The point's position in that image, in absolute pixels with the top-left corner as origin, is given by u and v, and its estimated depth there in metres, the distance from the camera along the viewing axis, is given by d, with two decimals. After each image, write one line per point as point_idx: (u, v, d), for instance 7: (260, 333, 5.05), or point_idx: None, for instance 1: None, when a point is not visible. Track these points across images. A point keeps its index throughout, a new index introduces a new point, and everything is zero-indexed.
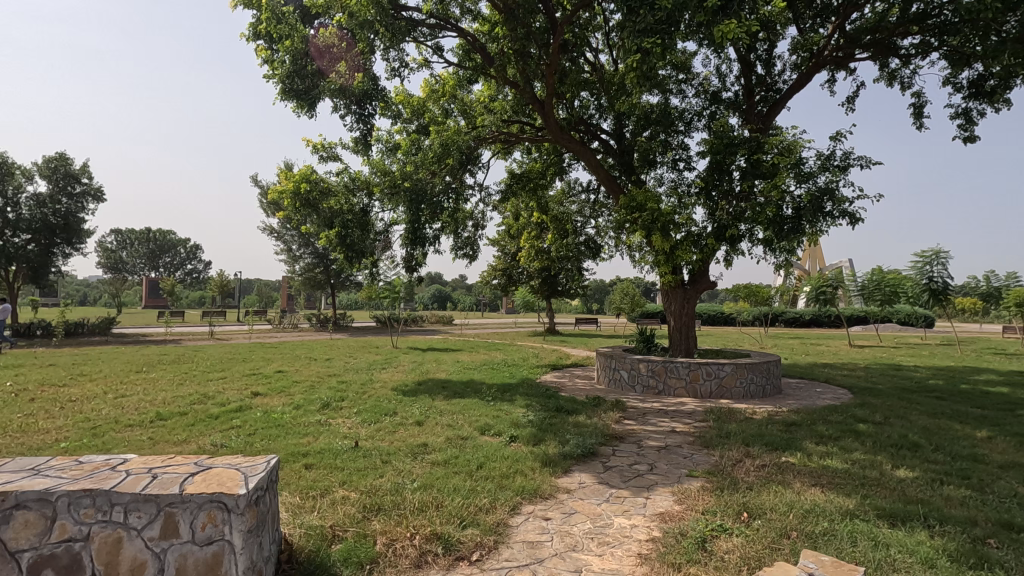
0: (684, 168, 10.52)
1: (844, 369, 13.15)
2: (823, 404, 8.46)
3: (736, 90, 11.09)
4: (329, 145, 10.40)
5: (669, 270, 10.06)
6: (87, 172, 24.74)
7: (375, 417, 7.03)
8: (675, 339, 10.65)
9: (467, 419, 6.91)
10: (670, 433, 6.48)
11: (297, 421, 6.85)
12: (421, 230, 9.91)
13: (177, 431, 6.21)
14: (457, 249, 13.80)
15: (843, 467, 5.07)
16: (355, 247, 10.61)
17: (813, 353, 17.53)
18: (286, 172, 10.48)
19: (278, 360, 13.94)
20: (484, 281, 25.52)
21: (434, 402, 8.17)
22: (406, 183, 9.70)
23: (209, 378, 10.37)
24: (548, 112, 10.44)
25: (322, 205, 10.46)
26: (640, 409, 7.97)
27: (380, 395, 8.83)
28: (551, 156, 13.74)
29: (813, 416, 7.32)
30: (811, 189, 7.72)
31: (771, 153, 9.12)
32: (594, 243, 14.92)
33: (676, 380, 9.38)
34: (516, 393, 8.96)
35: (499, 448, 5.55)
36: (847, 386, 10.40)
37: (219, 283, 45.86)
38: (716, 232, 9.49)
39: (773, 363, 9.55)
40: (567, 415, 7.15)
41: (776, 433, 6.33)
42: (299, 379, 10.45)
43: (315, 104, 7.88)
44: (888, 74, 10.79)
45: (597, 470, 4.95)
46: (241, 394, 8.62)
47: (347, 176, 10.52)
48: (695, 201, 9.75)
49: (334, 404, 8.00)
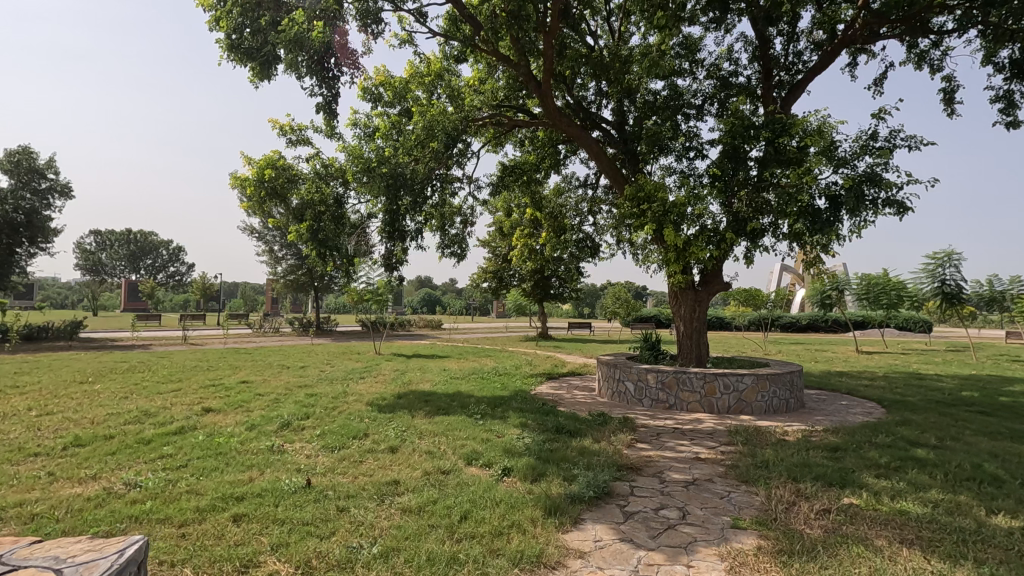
0: (696, 156, 9.43)
1: (864, 378, 12.14)
2: (859, 422, 7.41)
3: (751, 73, 10.06)
4: (299, 128, 9.24)
5: (681, 269, 8.99)
6: (54, 168, 23.43)
7: (341, 442, 5.86)
8: (685, 346, 9.59)
9: (451, 445, 5.77)
10: (695, 463, 5.38)
11: (245, 446, 5.68)
12: (400, 221, 8.78)
13: (88, 463, 4.99)
14: (444, 247, 12.67)
15: (926, 513, 4.00)
16: (328, 243, 9.31)
17: (823, 360, 16.49)
18: (250, 157, 9.28)
19: (247, 368, 12.69)
20: (475, 284, 24.39)
21: (413, 421, 7.00)
22: (383, 167, 8.51)
23: (159, 390, 9.13)
24: (545, 92, 9.40)
25: (290, 194, 9.50)
26: (653, 429, 6.87)
27: (352, 411, 7.66)
28: (545, 148, 12.72)
29: (856, 438, 6.27)
30: (852, 174, 6.67)
31: (797, 137, 8.05)
32: (592, 241, 13.78)
33: (688, 394, 8.32)
34: (509, 408, 7.84)
35: (489, 486, 4.42)
36: (875, 399, 9.35)
37: (201, 287, 44.55)
38: (733, 226, 8.46)
39: (796, 374, 8.54)
40: (570, 438, 6.03)
41: (822, 462, 5.26)
42: (264, 391, 9.24)
43: (269, 63, 6.82)
44: (917, 55, 9.84)
45: (616, 520, 3.84)
46: (190, 412, 7.41)
47: (319, 162, 9.38)
48: (709, 192, 8.70)
49: (295, 423, 6.84)
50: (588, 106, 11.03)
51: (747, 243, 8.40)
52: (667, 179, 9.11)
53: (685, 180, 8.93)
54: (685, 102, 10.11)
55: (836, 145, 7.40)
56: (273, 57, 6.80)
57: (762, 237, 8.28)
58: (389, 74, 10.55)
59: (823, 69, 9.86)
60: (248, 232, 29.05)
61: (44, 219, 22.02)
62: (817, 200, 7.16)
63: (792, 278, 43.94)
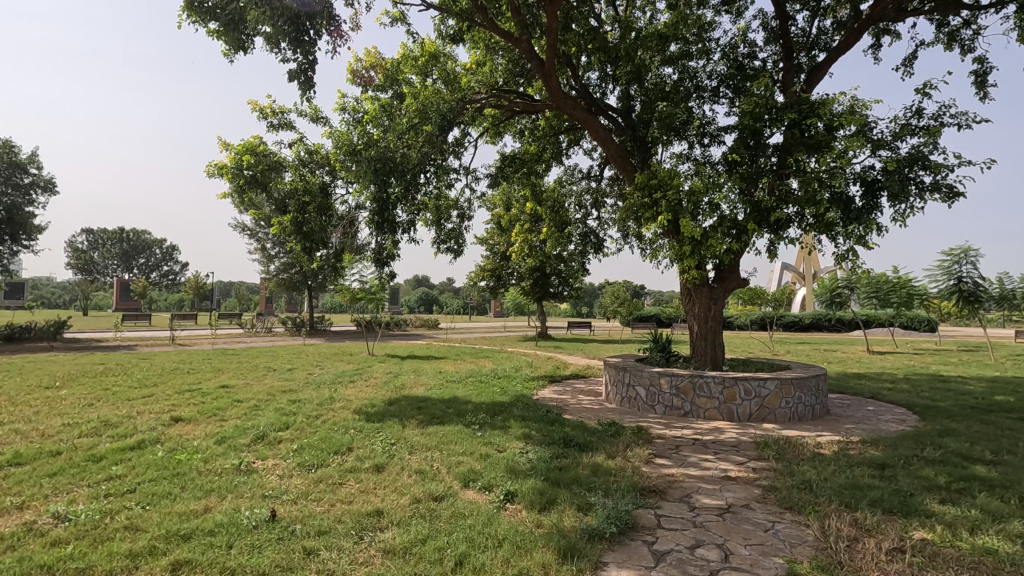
0: (712, 142, 8.71)
1: (884, 381, 11.46)
2: (895, 432, 6.72)
3: (769, 55, 9.38)
4: (281, 111, 8.50)
5: (695, 264, 8.27)
6: (36, 163, 22.62)
7: (320, 459, 5.14)
8: (699, 348, 8.89)
9: (446, 463, 5.06)
10: (726, 485, 4.68)
11: (210, 464, 4.96)
12: (390, 211, 8.04)
13: (19, 489, 4.25)
14: (439, 242, 11.97)
15: (1020, 552, 3.30)
16: (312, 236, 8.77)
17: (836, 360, 15.80)
18: (228, 142, 8.43)
19: (230, 371, 11.94)
20: (472, 283, 23.68)
21: (404, 433, 6.28)
22: (369, 150, 7.77)
23: (129, 397, 8.39)
24: (548, 72, 8.69)
25: (272, 184, 8.69)
26: (671, 441, 6.17)
27: (336, 421, 6.93)
28: (547, 137, 12.03)
29: (901, 452, 5.57)
30: (894, 157, 5.95)
31: (826, 119, 7.34)
32: (595, 236, 13.03)
33: (706, 400, 7.61)
34: (510, 416, 7.13)
35: (490, 518, 3.71)
36: (904, 405, 8.67)
37: (193, 285, 43.67)
38: (755, 216, 7.73)
39: (822, 378, 7.86)
40: (580, 454, 5.34)
41: (873, 482, 4.56)
42: (242, 397, 8.50)
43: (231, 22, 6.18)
44: (947, 34, 9.15)
45: (646, 565, 3.14)
46: (155, 422, 6.67)
47: (303, 149, 8.65)
48: (727, 180, 7.96)
49: (271, 434, 6.11)
50: (593, 92, 10.35)
51: (769, 235, 7.68)
52: (680, 166, 8.41)
53: (700, 166, 8.21)
54: (699, 85, 9.38)
55: (871, 125, 6.68)
56: (238, 16, 6.16)
57: (787, 229, 7.56)
58: (381, 55, 9.88)
59: (847, 49, 9.16)
60: (240, 229, 28.30)
61: (27, 215, 21.23)
62: (853, 186, 6.44)
63: (793, 276, 43.30)
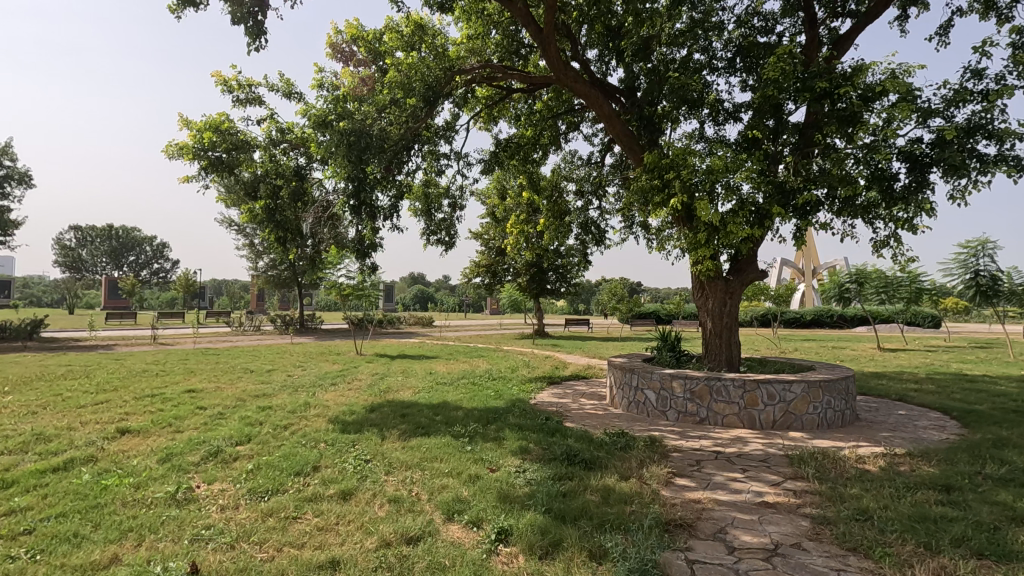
0: (727, 119, 7.88)
1: (907, 381, 10.68)
2: (941, 442, 5.95)
3: (788, 26, 8.57)
4: (249, 84, 7.61)
5: (710, 254, 7.42)
6: (9, 154, 21.59)
7: (276, 483, 4.28)
8: (713, 346, 8.08)
9: (428, 488, 4.22)
10: (765, 515, 3.86)
11: (141, 491, 4.10)
12: (368, 194, 7.19)
13: None
14: (429, 233, 11.12)
15: None
16: (287, 226, 8.01)
17: (849, 359, 14.99)
18: (187, 118, 7.50)
19: (204, 373, 11.04)
20: (466, 279, 22.84)
21: (384, 447, 5.44)
22: (342, 122, 6.85)
23: (80, 404, 7.49)
24: (546, 40, 7.85)
25: (240, 166, 7.80)
26: (690, 456, 5.34)
27: (307, 432, 6.08)
28: (545, 120, 11.21)
29: (960, 469, 4.79)
30: (950, 126, 5.16)
31: (860, 87, 6.50)
32: (597, 227, 12.12)
33: (724, 405, 6.81)
34: (506, 426, 6.29)
35: (478, 570, 2.88)
36: (939, 409, 7.88)
37: (182, 283, 42.60)
38: (779, 199, 6.87)
39: (851, 379, 7.08)
40: (587, 474, 4.51)
41: (946, 510, 3.76)
42: (207, 403, 7.62)
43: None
44: (983, 3, 8.35)
45: None
46: (96, 435, 5.79)
47: (274, 127, 7.78)
48: (747, 159, 7.11)
49: (226, 450, 5.25)
50: (594, 69, 9.52)
51: (796, 219, 6.83)
52: (693, 145, 7.58)
53: (716, 144, 7.38)
54: (711, 58, 8.51)
55: (917, 92, 5.87)
56: None
57: (816, 213, 6.72)
58: (362, 27, 8.94)
59: (874, 18, 8.32)
60: (227, 224, 27.33)
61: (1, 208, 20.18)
62: (898, 161, 5.62)
63: (793, 273, 42.66)
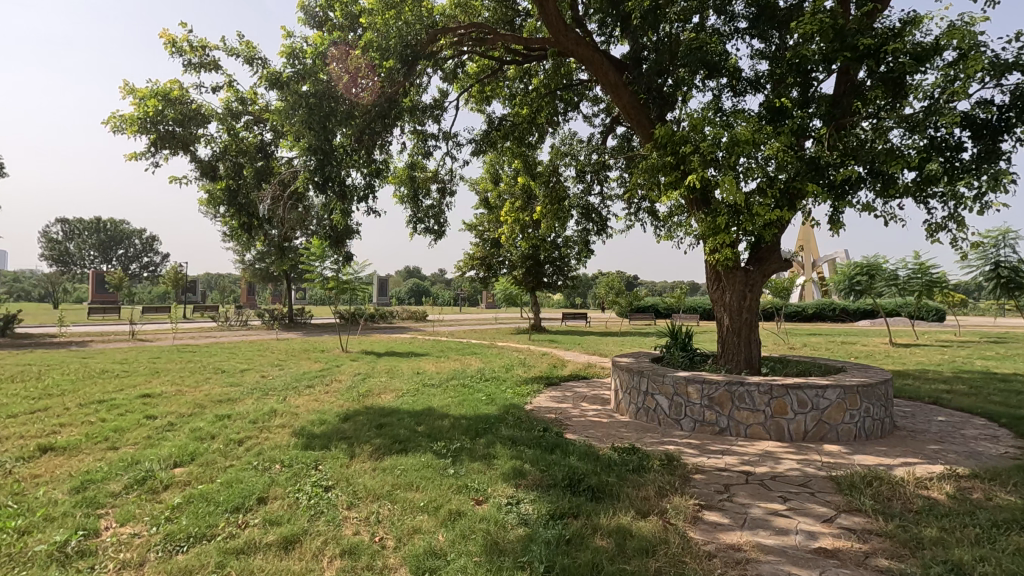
0: (747, 88, 6.98)
1: (936, 381, 9.82)
2: (1005, 459, 5.09)
3: None
4: (203, 47, 6.64)
5: (730, 242, 6.51)
6: None
7: (202, 525, 3.37)
8: (730, 344, 7.21)
9: (396, 532, 3.32)
10: (828, 568, 2.99)
11: (21, 539, 3.17)
12: (337, 170, 6.27)
13: None
14: (416, 221, 10.20)
15: None
16: (249, 209, 7.10)
17: (863, 355, 14.17)
18: (130, 85, 6.55)
19: (170, 374, 10.09)
20: (460, 272, 21.92)
21: (350, 469, 4.54)
22: (307, 85, 5.95)
23: (12, 413, 6.56)
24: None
25: (195, 141, 6.86)
26: (716, 479, 4.47)
27: (263, 449, 5.16)
28: (542, 97, 10.27)
29: None
30: None
31: (910, 44, 5.58)
32: (598, 214, 11.20)
33: (747, 414, 5.94)
34: (497, 440, 5.39)
35: None
36: (983, 415, 7.02)
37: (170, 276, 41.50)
38: (811, 175, 5.95)
39: (890, 383, 6.22)
40: (596, 509, 3.63)
41: None
42: (159, 411, 6.69)
43: None
44: None
45: None
46: (9, 455, 4.86)
47: (234, 96, 6.83)
48: (774, 131, 6.17)
49: (158, 475, 4.32)
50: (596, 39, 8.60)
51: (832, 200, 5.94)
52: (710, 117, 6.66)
53: (738, 115, 6.44)
54: (729, 21, 7.57)
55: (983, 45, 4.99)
56: None
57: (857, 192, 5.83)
58: None
59: None
60: None
61: None
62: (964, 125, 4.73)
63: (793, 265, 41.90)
